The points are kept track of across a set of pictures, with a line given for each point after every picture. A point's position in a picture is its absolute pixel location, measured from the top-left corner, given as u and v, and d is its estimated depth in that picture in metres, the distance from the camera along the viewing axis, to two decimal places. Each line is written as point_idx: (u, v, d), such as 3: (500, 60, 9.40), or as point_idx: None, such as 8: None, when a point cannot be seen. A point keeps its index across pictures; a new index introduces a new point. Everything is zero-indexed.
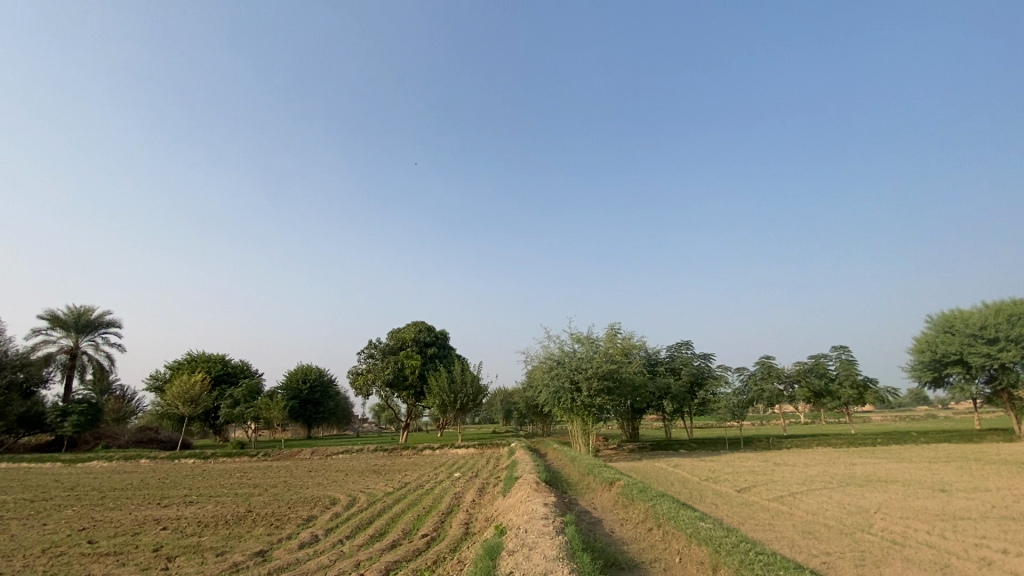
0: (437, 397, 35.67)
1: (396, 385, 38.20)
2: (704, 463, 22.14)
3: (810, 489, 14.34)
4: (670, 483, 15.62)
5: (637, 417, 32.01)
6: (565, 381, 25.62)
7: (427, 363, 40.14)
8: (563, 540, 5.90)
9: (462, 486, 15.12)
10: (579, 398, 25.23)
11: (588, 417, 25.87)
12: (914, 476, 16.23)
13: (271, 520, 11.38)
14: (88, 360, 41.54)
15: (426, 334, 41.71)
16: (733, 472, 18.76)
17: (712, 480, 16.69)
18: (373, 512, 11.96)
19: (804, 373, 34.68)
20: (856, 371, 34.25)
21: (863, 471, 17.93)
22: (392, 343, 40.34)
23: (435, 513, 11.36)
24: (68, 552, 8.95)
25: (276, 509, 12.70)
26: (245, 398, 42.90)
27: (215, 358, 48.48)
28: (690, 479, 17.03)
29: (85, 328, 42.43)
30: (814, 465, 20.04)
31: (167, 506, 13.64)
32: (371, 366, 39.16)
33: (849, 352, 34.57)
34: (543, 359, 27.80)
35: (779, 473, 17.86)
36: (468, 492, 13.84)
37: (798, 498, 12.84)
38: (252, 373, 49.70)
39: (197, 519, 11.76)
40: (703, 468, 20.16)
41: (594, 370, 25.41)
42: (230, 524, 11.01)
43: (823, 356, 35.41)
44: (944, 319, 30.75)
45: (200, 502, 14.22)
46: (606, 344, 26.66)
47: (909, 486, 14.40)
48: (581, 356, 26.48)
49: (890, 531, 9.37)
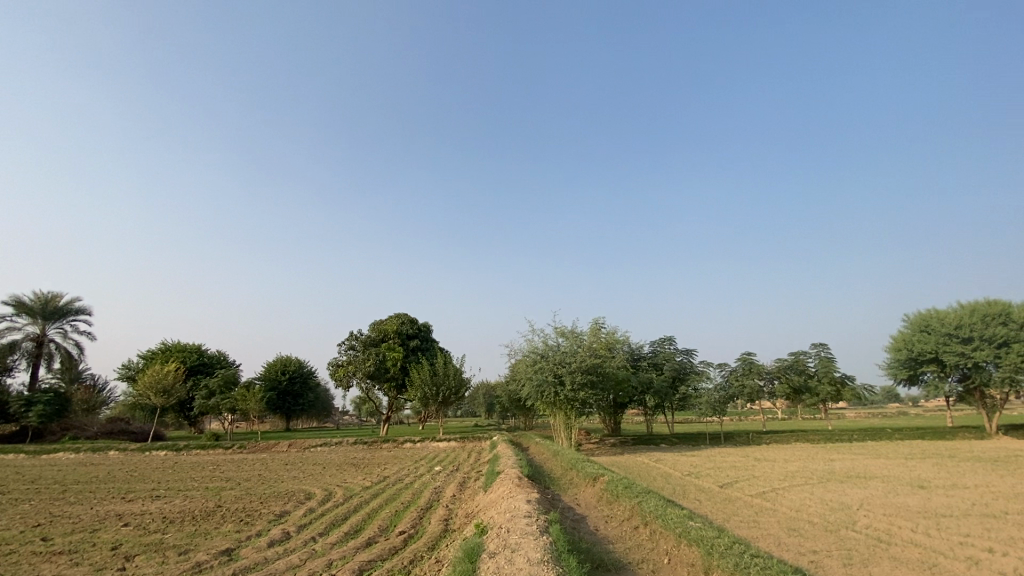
0: (418, 390, 35.21)
1: (376, 377, 37.62)
2: (685, 458, 22.16)
3: (792, 485, 14.33)
4: (652, 478, 15.49)
5: (619, 412, 32.00)
6: (548, 375, 25.41)
7: (409, 355, 39.61)
8: (548, 542, 5.57)
9: (443, 480, 14.75)
10: (562, 392, 25.05)
11: (570, 411, 25.71)
12: (893, 472, 16.38)
13: (241, 516, 10.89)
14: (56, 349, 40.09)
15: (409, 326, 41.17)
16: (715, 468, 18.72)
17: (694, 476, 16.63)
18: (350, 507, 11.56)
19: (784, 369, 35.05)
20: (835, 368, 34.73)
21: (843, 467, 18.04)
22: (373, 334, 39.65)
23: (413, 509, 11.00)
24: (19, 551, 8.37)
25: (248, 505, 12.21)
26: (221, 389, 41.91)
27: (190, 348, 47.26)
28: (672, 474, 16.91)
29: (53, 316, 40.89)
30: (794, 461, 20.15)
31: (132, 501, 13.03)
32: (351, 358, 38.44)
33: (828, 349, 35.01)
34: (527, 353, 27.53)
35: (760, 469, 17.89)
36: (448, 487, 13.50)
37: (780, 494, 12.77)
38: (229, 364, 48.59)
39: (162, 514, 11.20)
40: (685, 464, 20.12)
41: (578, 364, 25.23)
42: (197, 520, 10.49)
43: (802, 353, 35.85)
44: (921, 318, 31.27)
45: (168, 497, 13.63)
46: (589, 338, 26.52)
47: (889, 483, 14.49)
48: (564, 350, 26.28)
49: (874, 528, 9.31)
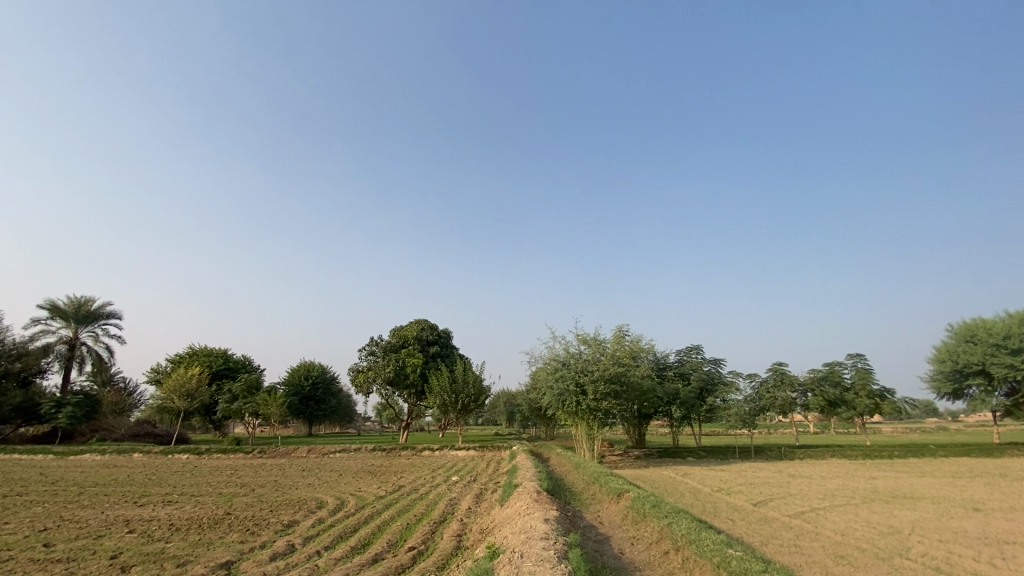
0: (438, 397, 34.79)
1: (397, 384, 37.42)
2: (714, 473, 21.11)
3: (833, 505, 13.26)
4: (680, 494, 14.60)
5: (643, 423, 30.96)
6: (570, 383, 24.69)
7: (429, 362, 39.28)
8: (567, 570, 4.93)
9: (459, 492, 14.16)
10: (584, 401, 24.27)
11: (593, 421, 24.87)
12: (944, 493, 15.08)
13: (248, 525, 10.51)
14: (87, 351, 41.11)
15: (429, 332, 40.95)
16: (747, 484, 17.66)
17: (725, 492, 15.67)
18: (361, 518, 11.07)
19: (818, 381, 33.48)
20: (873, 380, 32.92)
21: (887, 486, 16.77)
22: (393, 340, 39.46)
23: (426, 522, 10.45)
24: (19, 557, 8.10)
25: (258, 512, 11.85)
26: (244, 394, 42.30)
27: (216, 352, 48.04)
28: (701, 489, 15.99)
29: (85, 319, 42.03)
30: (833, 478, 18.91)
31: (143, 505, 12.81)
32: (371, 364, 38.34)
33: (866, 360, 33.27)
34: (548, 361, 26.83)
35: (797, 486, 16.76)
36: (464, 499, 12.90)
37: (821, 515, 11.74)
38: (253, 369, 49.19)
39: (170, 521, 10.90)
40: (714, 479, 19.09)
41: (601, 373, 24.40)
42: (203, 528, 10.14)
43: (838, 364, 34.18)
44: (966, 328, 29.46)
45: (180, 502, 13.39)
46: (613, 346, 25.63)
47: (941, 504, 13.25)
48: (587, 358, 25.50)
49: (931, 557, 8.31)
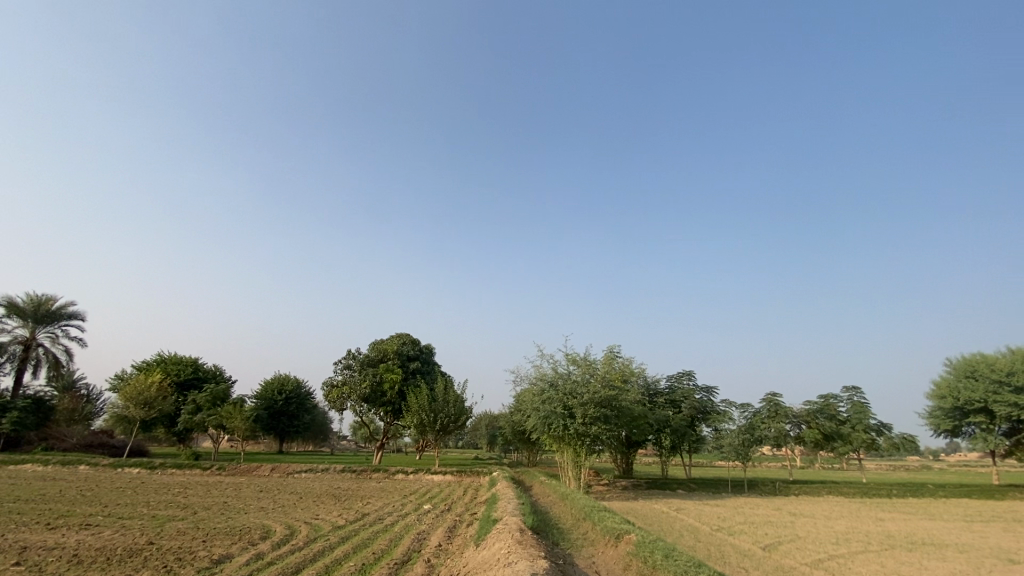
0: (415, 416, 32.80)
1: (372, 401, 35.42)
2: (709, 509, 19.59)
3: (854, 553, 11.76)
4: (678, 533, 13.03)
5: (632, 451, 29.36)
6: (556, 406, 23.10)
7: (408, 378, 37.37)
8: None
9: (430, 524, 12.42)
10: (572, 425, 22.66)
11: (579, 447, 23.23)
12: (967, 541, 13.68)
13: (170, 559, 8.66)
14: (44, 354, 38.61)
15: (410, 347, 39.15)
16: (748, 523, 16.09)
17: (727, 532, 14.16)
18: (307, 554, 9.28)
19: (813, 413, 32.27)
20: (869, 415, 31.69)
21: (901, 530, 15.35)
22: (372, 354, 37.47)
23: (384, 563, 8.70)
24: None
25: (187, 542, 9.96)
26: (210, 405, 39.83)
27: (186, 361, 45.64)
28: (700, 528, 14.44)
29: (45, 319, 39.54)
30: (838, 519, 17.47)
31: (54, 528, 10.79)
32: (347, 378, 36.30)
33: (862, 393, 32.17)
34: (534, 381, 25.22)
35: (803, 528, 15.25)
36: (433, 534, 11.12)
37: (845, 567, 10.25)
38: (224, 379, 46.84)
39: (74, 551, 8.94)
40: (711, 516, 17.51)
41: (590, 395, 22.87)
42: (110, 563, 8.27)
43: (833, 396, 33.00)
44: (966, 363, 28.68)
45: (99, 527, 11.36)
46: (603, 367, 24.16)
47: (972, 555, 11.83)
48: (576, 379, 23.97)
49: None
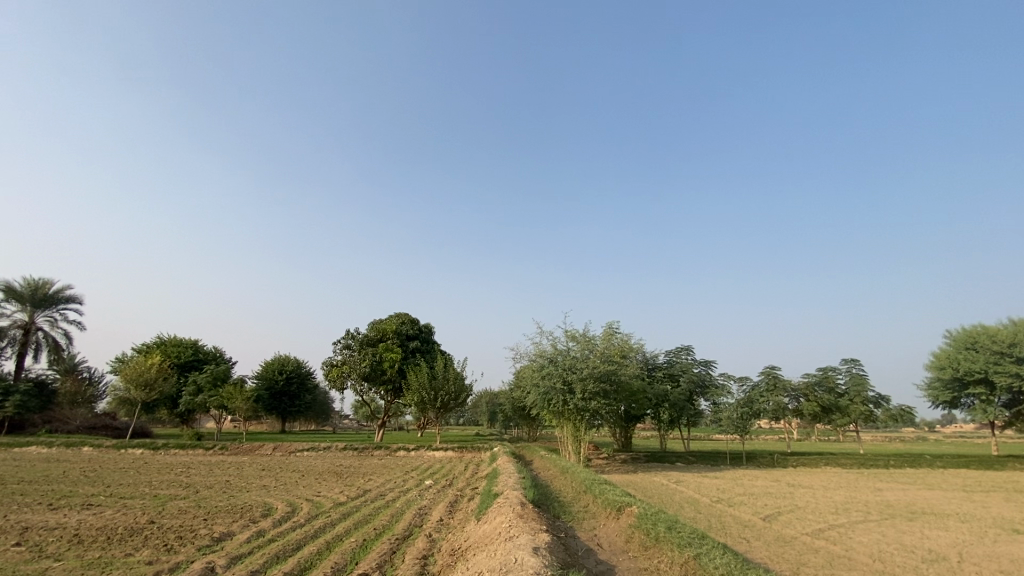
0: (415, 394, 32.92)
1: (373, 379, 35.50)
2: (707, 481, 19.79)
3: (854, 523, 11.83)
4: (678, 505, 13.12)
5: (631, 426, 29.57)
6: (556, 382, 23.13)
7: (408, 357, 37.43)
8: None
9: (432, 499, 12.44)
10: (571, 401, 22.73)
11: (579, 423, 23.34)
12: (965, 510, 13.78)
13: (170, 537, 8.60)
14: (44, 338, 38.51)
15: (409, 326, 39.10)
16: (747, 494, 16.22)
17: (727, 504, 14.26)
18: (309, 531, 9.25)
19: (811, 386, 32.49)
20: (868, 387, 31.86)
21: (899, 500, 15.48)
22: (372, 333, 37.43)
23: (386, 539, 8.66)
24: None
25: (188, 521, 9.93)
26: (211, 385, 39.95)
27: (185, 343, 45.63)
28: (699, 500, 14.54)
29: (42, 303, 39.32)
30: (836, 489, 17.65)
31: (55, 509, 10.77)
32: (347, 357, 36.33)
33: (860, 366, 32.30)
34: (534, 358, 25.21)
35: (802, 498, 15.38)
36: (435, 509, 11.13)
37: (847, 538, 10.26)
38: (224, 360, 46.92)
39: (74, 531, 8.92)
40: (710, 488, 17.67)
41: (590, 370, 22.88)
42: (110, 542, 8.24)
43: (832, 369, 33.13)
44: (966, 335, 28.66)
45: (101, 507, 11.36)
46: (603, 343, 24.10)
47: (972, 523, 11.90)
48: (575, 355, 23.93)
49: None
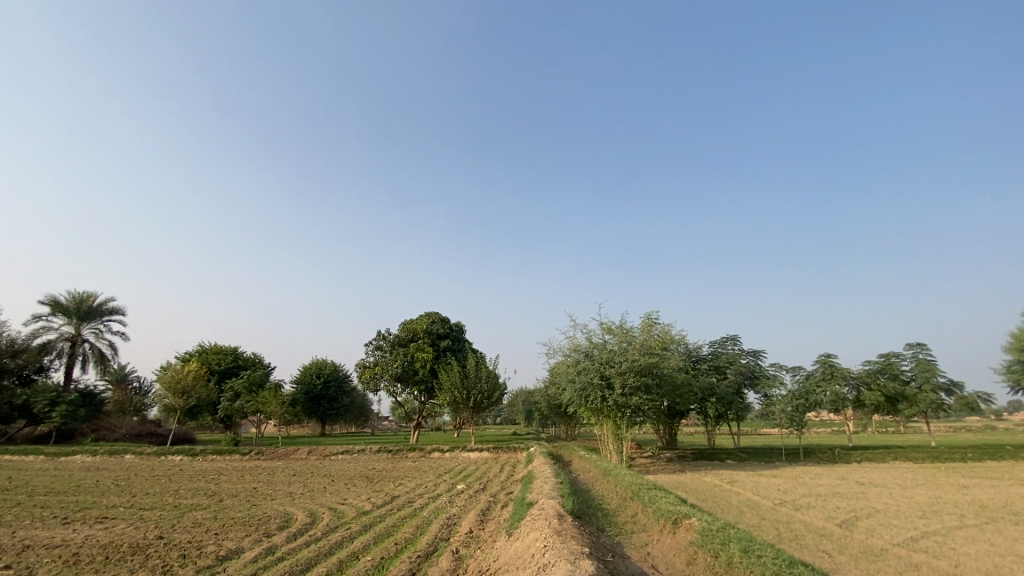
0: (448, 394, 32.12)
1: (405, 380, 34.94)
2: (764, 480, 18.11)
3: (952, 529, 10.03)
4: (737, 511, 11.63)
5: (675, 421, 27.91)
6: (593, 376, 21.79)
7: (440, 356, 36.75)
8: None
9: (461, 507, 11.35)
10: (610, 397, 21.35)
11: (620, 420, 21.95)
12: None
13: (173, 557, 7.83)
14: (90, 349, 39.80)
15: (440, 325, 38.43)
16: (814, 496, 14.49)
17: (793, 507, 12.67)
18: (323, 547, 8.28)
19: (872, 374, 30.01)
20: (937, 372, 29.12)
21: (994, 499, 13.44)
22: (402, 334, 36.94)
23: (406, 557, 7.61)
24: None
25: (197, 537, 9.17)
26: (248, 391, 40.35)
27: (225, 350, 46.57)
28: (760, 504, 12.95)
29: (88, 316, 40.62)
30: (915, 488, 15.66)
31: (67, 524, 10.27)
32: (379, 359, 35.93)
33: (928, 350, 29.59)
34: (568, 353, 23.93)
35: (879, 500, 13.54)
36: (464, 519, 10.04)
37: (949, 550, 8.56)
38: (263, 366, 47.64)
39: (75, 550, 8.27)
40: (769, 488, 15.97)
41: (629, 363, 21.44)
42: (107, 563, 7.53)
43: (895, 355, 30.52)
44: None
45: (115, 520, 10.81)
46: (641, 335, 22.60)
47: None
48: (612, 349, 22.52)
49: None
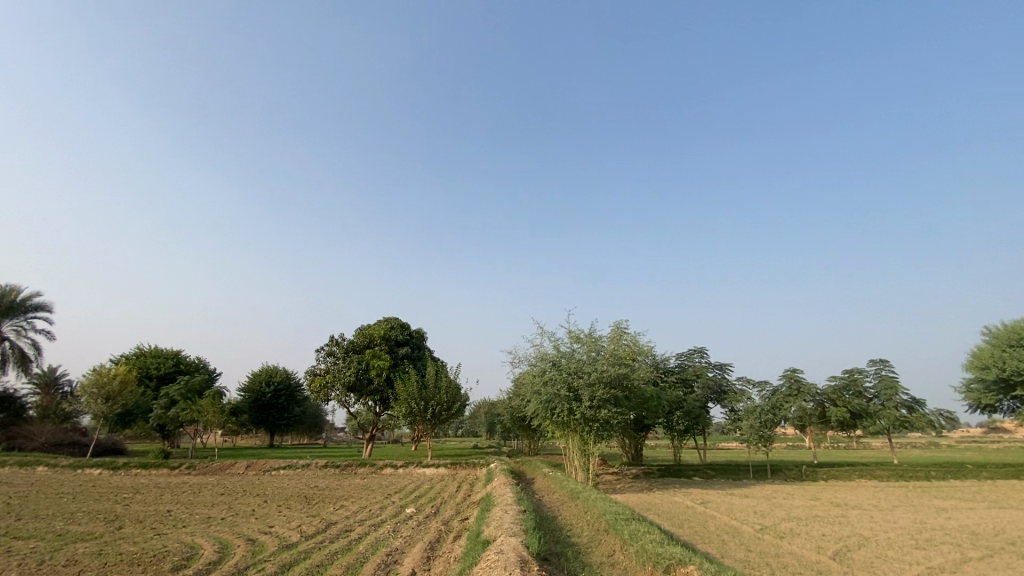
0: (404, 405, 30.09)
1: (359, 390, 32.71)
2: (738, 501, 17.09)
3: (958, 564, 8.98)
4: (720, 541, 10.39)
5: (642, 436, 26.83)
6: (560, 388, 20.44)
7: (398, 364, 34.69)
8: None
9: (407, 540, 9.56)
10: (578, 410, 20.03)
11: (586, 434, 20.60)
12: None
13: None
14: (10, 348, 35.74)
15: (399, 331, 36.38)
16: (795, 520, 13.44)
17: (777, 536, 11.54)
18: None
19: (838, 390, 29.82)
20: (899, 390, 29.23)
21: (979, 524, 12.70)
22: (358, 339, 34.70)
23: None
24: None
25: None
26: (186, 397, 36.97)
27: (165, 354, 42.92)
28: (741, 531, 11.75)
29: (5, 312, 36.48)
30: (894, 510, 14.89)
31: None
32: (332, 366, 33.60)
33: (890, 367, 29.70)
34: (534, 362, 22.48)
35: (865, 525, 12.58)
36: (409, 557, 8.30)
37: None
38: (207, 372, 44.20)
39: None
40: (745, 511, 14.85)
41: (598, 374, 20.20)
42: None
43: (859, 371, 30.55)
44: (1008, 331, 25.77)
45: None
46: (612, 344, 21.29)
47: None
48: (580, 359, 21.24)
49: None
